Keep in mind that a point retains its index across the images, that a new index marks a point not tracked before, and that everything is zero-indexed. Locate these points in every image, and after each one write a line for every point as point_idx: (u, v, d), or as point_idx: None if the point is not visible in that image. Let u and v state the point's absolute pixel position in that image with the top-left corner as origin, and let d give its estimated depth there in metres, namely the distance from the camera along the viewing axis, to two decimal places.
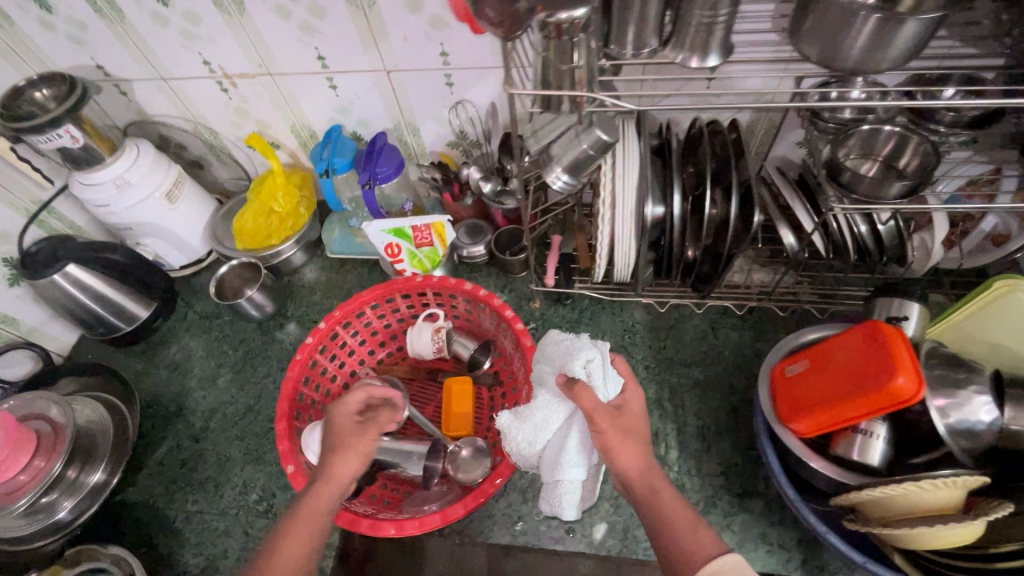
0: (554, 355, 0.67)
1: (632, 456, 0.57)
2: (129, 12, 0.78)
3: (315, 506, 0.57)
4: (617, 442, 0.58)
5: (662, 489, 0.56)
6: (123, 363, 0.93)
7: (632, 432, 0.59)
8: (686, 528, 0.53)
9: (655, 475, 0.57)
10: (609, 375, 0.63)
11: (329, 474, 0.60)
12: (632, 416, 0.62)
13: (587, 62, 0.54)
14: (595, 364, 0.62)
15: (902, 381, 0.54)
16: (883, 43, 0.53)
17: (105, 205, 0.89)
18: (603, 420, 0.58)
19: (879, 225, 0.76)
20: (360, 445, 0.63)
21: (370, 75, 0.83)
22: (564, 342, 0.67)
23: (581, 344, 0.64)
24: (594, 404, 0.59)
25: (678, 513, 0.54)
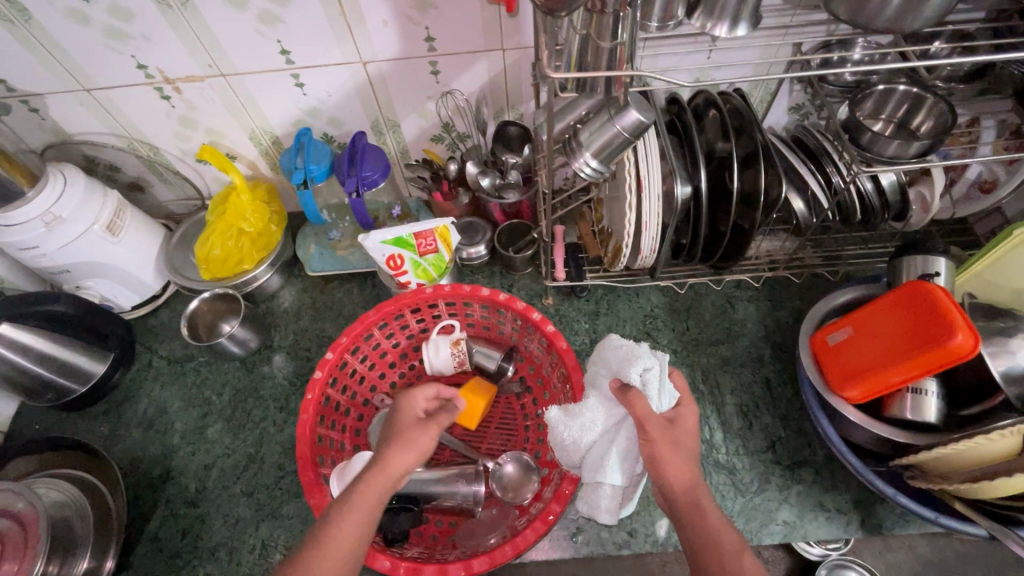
0: (612, 359, 0.64)
1: (676, 466, 0.52)
2: (35, 11, 0.63)
3: (373, 500, 0.52)
4: (669, 453, 0.52)
5: (707, 506, 0.50)
6: (84, 429, 0.80)
7: (683, 442, 0.54)
8: (730, 552, 0.47)
9: (703, 492, 0.51)
10: (667, 388, 0.59)
11: (391, 471, 0.54)
12: (686, 426, 0.56)
13: (627, 38, 0.49)
14: (653, 372, 0.59)
15: (960, 339, 0.54)
16: (918, 4, 0.51)
17: (32, 247, 0.74)
18: (654, 429, 0.54)
19: (883, 181, 0.77)
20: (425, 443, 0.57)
21: (344, 69, 0.73)
22: (623, 347, 0.63)
23: (641, 350, 0.61)
24: (645, 412, 0.55)
25: (728, 538, 0.48)
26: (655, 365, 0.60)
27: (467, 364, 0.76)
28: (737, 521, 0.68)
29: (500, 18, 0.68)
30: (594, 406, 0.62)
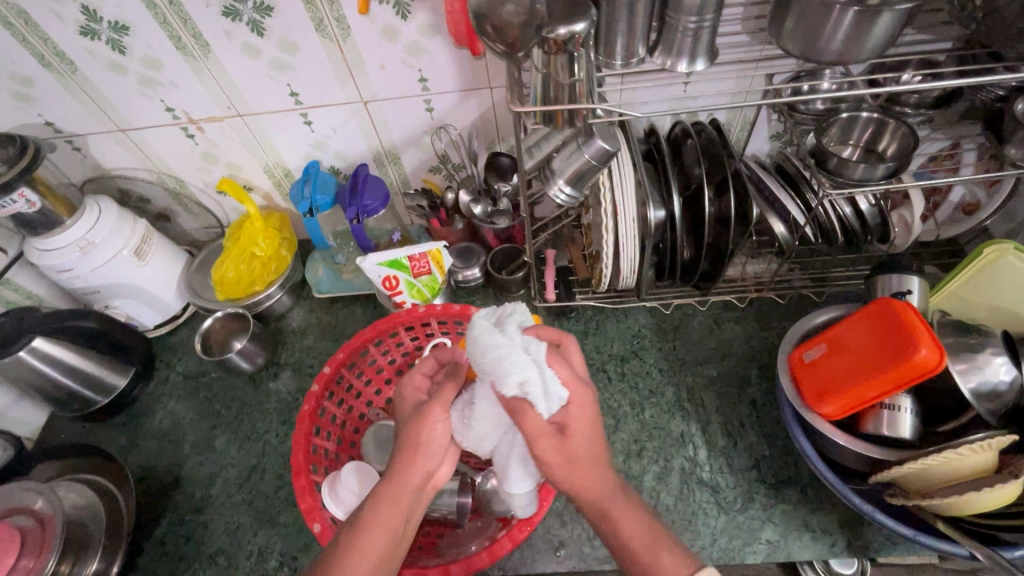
0: (479, 359, 0.53)
1: (580, 478, 0.53)
2: (81, 63, 0.73)
3: (396, 500, 0.54)
4: (572, 468, 0.53)
5: (617, 512, 0.54)
6: (105, 438, 0.86)
7: (580, 455, 0.53)
8: (646, 556, 0.52)
9: (612, 499, 0.54)
10: (553, 391, 0.52)
11: (408, 470, 0.55)
12: (577, 434, 0.53)
13: (586, 74, 0.54)
14: (534, 383, 0.51)
15: (924, 353, 0.55)
16: (861, 37, 0.55)
17: (68, 270, 0.82)
18: (548, 446, 0.52)
19: (862, 206, 0.79)
20: (435, 433, 0.55)
21: (346, 108, 0.81)
22: (489, 344, 0.52)
23: (512, 360, 0.51)
24: (539, 429, 0.51)
25: (638, 540, 0.53)
26: (531, 371, 0.51)
27: None
28: (719, 539, 0.68)
29: (485, 60, 0.74)
30: (488, 416, 0.56)
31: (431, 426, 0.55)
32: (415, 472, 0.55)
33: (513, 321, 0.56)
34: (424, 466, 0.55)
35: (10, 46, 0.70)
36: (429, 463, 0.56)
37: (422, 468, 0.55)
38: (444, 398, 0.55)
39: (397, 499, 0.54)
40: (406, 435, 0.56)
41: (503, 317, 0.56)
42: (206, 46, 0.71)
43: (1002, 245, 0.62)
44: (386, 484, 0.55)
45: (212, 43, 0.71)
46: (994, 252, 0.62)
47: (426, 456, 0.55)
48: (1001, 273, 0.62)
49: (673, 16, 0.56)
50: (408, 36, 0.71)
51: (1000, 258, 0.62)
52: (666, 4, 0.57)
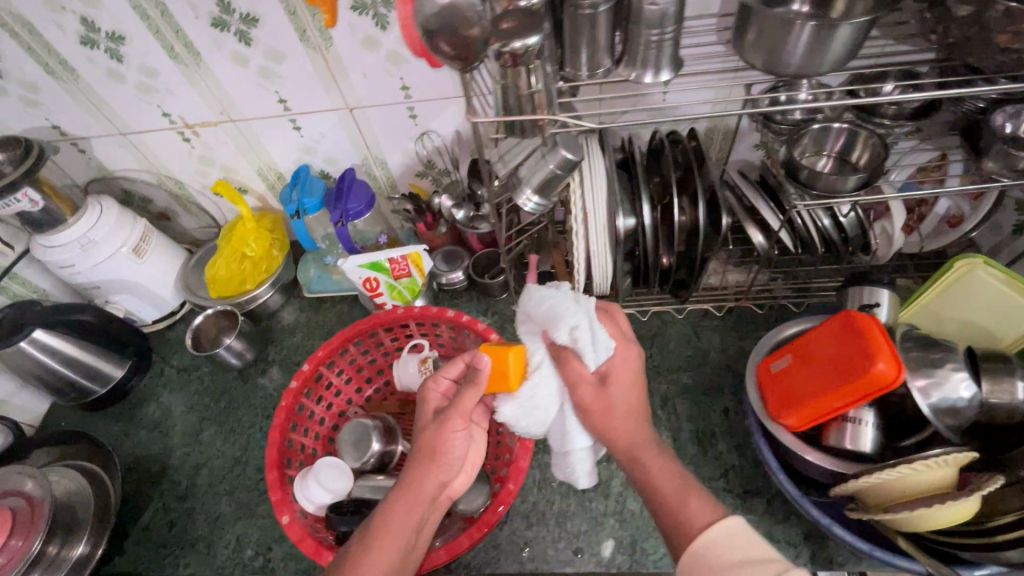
0: (535, 313, 0.62)
1: (612, 427, 0.57)
2: (82, 71, 0.77)
3: (413, 506, 0.57)
4: (608, 416, 0.57)
5: (643, 452, 0.55)
6: (101, 427, 0.90)
7: (617, 404, 0.57)
8: (675, 498, 0.51)
9: (641, 443, 0.56)
10: (599, 341, 0.58)
11: (425, 478, 0.59)
12: (616, 385, 0.58)
13: (545, 86, 0.55)
14: (583, 329, 0.58)
15: (881, 366, 0.55)
16: (821, 48, 0.55)
17: (69, 265, 0.87)
18: (585, 393, 0.58)
19: (841, 217, 0.78)
20: (454, 443, 0.60)
21: (333, 114, 0.83)
22: (545, 299, 0.61)
23: (565, 307, 0.59)
24: (582, 377, 0.58)
25: (669, 482, 0.53)
26: (581, 318, 0.58)
27: None
28: None
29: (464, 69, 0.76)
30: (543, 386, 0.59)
31: (449, 437, 0.60)
32: (431, 480, 0.59)
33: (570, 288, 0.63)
34: (439, 475, 0.60)
35: (17, 55, 0.75)
36: (445, 474, 0.60)
37: (437, 476, 0.60)
38: (463, 407, 0.59)
39: (412, 505, 0.58)
40: (426, 445, 0.59)
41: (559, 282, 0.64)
42: (198, 54, 0.75)
43: (973, 257, 0.61)
44: (403, 489, 0.58)
45: (202, 51, 0.74)
46: (965, 264, 0.61)
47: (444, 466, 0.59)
48: (970, 287, 0.61)
49: (635, 29, 0.58)
50: (389, 45, 0.73)
51: (972, 270, 0.61)
52: (628, 16, 0.58)
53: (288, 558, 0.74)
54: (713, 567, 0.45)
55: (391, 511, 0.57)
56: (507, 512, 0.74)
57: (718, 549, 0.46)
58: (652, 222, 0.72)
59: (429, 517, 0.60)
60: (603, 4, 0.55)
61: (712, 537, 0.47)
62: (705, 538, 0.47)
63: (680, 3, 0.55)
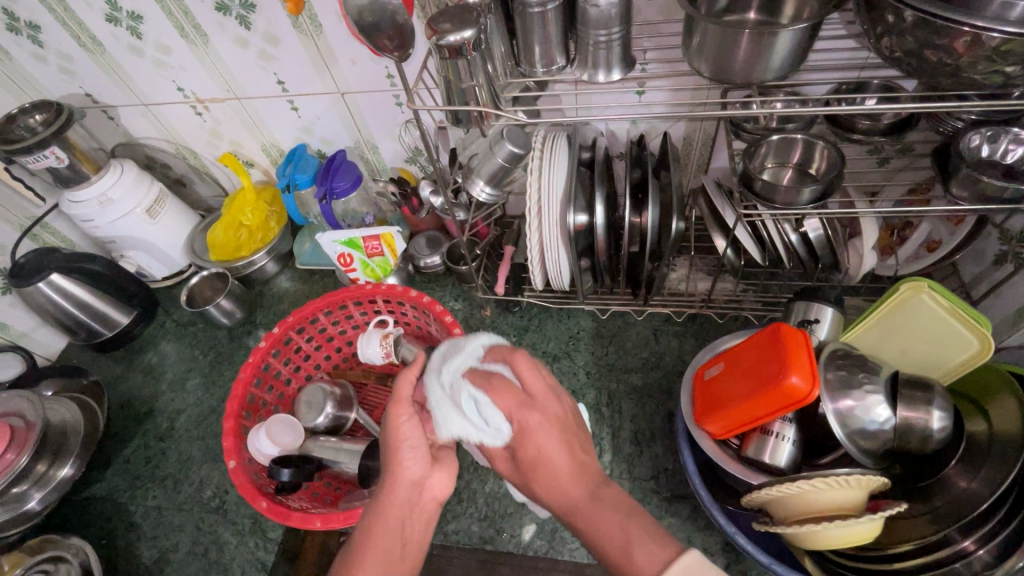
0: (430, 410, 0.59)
1: (543, 492, 0.52)
2: (108, 45, 0.86)
3: (391, 511, 0.53)
4: (534, 484, 0.53)
5: (586, 522, 0.50)
6: (104, 367, 1.00)
7: (538, 475, 0.52)
8: (618, 555, 0.46)
9: (578, 506, 0.50)
10: (490, 423, 0.53)
11: (396, 480, 0.55)
12: (534, 456, 0.52)
13: (486, 80, 0.58)
14: (463, 427, 0.54)
15: (795, 380, 0.55)
16: (764, 56, 0.54)
17: (90, 220, 0.97)
18: (504, 465, 0.55)
19: (810, 233, 0.75)
20: (410, 435, 0.56)
21: (326, 97, 0.89)
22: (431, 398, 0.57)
23: (441, 415, 0.55)
24: (493, 453, 0.55)
25: (614, 540, 0.47)
26: (459, 417, 0.54)
27: (393, 357, 0.85)
28: None
29: None
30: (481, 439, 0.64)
31: (401, 426, 0.56)
32: (404, 482, 0.55)
33: (459, 360, 0.57)
34: (411, 473, 0.55)
35: (54, 28, 0.85)
36: (414, 469, 0.55)
37: (407, 473, 0.55)
38: (400, 394, 0.57)
39: (388, 517, 0.53)
40: (385, 443, 0.56)
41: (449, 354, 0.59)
42: (205, 36, 0.82)
43: (921, 279, 0.58)
44: (377, 499, 0.54)
45: (209, 33, 0.82)
46: (912, 287, 0.59)
47: (410, 459, 0.55)
48: (916, 310, 0.59)
49: (583, 28, 0.59)
50: None
51: (918, 294, 0.58)
52: (578, 16, 0.59)
53: (240, 502, 0.81)
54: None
55: (368, 529, 0.52)
56: None
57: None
58: (605, 222, 0.73)
59: (415, 525, 0.54)
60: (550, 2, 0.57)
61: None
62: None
63: (625, 5, 0.56)
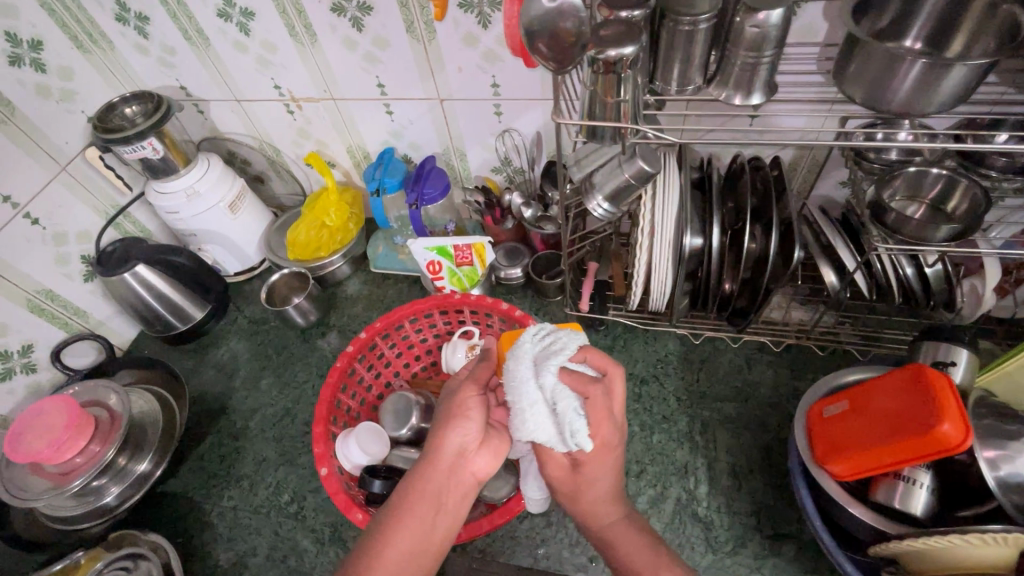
0: (506, 392, 0.54)
1: (586, 502, 0.57)
2: (214, 40, 0.86)
3: (429, 483, 0.55)
4: (580, 497, 0.57)
5: (616, 538, 0.57)
6: (175, 360, 0.99)
7: (589, 492, 0.57)
8: (649, 575, 0.54)
9: (614, 530, 0.58)
10: (571, 437, 0.52)
11: (441, 452, 0.56)
12: (590, 471, 0.55)
13: (633, 96, 0.57)
14: (547, 431, 0.52)
15: (947, 428, 0.52)
16: (930, 88, 0.52)
17: (175, 212, 0.96)
18: (557, 475, 0.57)
19: (926, 267, 0.73)
20: (473, 406, 0.57)
21: (424, 103, 0.88)
22: (518, 386, 0.53)
23: (525, 412, 0.52)
24: (554, 458, 0.56)
25: (639, 562, 0.55)
26: (546, 425, 0.52)
27: None
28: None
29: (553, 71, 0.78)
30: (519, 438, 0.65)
31: (464, 400, 0.58)
32: (451, 450, 0.56)
33: (556, 360, 0.54)
34: (459, 446, 0.56)
35: (164, 21, 0.85)
36: (462, 444, 0.56)
37: (455, 442, 0.56)
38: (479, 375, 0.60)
39: (424, 487, 0.55)
40: (446, 407, 0.58)
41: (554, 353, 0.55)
42: (313, 36, 0.82)
43: None
44: (421, 467, 0.56)
45: (319, 34, 0.81)
46: None
47: (460, 435, 0.56)
48: None
49: (733, 49, 0.58)
50: (486, 44, 0.77)
51: None
52: (727, 37, 0.58)
53: (319, 509, 0.79)
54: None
55: (407, 496, 0.54)
56: (529, 507, 0.75)
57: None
58: (719, 246, 0.72)
59: (451, 499, 0.56)
60: (704, 21, 0.55)
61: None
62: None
63: (784, 28, 0.55)
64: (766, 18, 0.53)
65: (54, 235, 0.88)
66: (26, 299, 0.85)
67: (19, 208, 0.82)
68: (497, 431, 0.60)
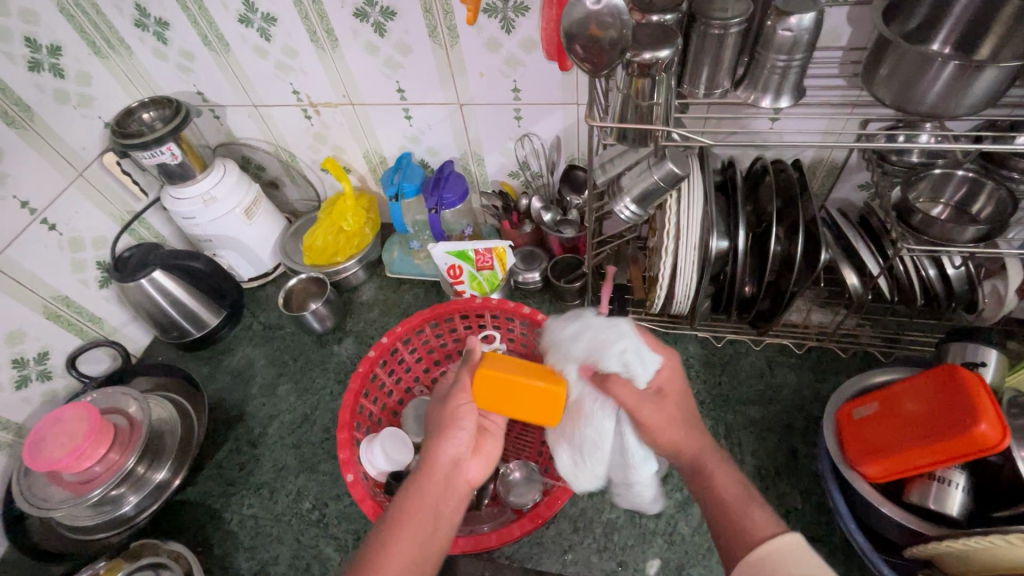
0: (580, 347, 0.61)
1: (677, 440, 0.56)
2: (234, 45, 0.86)
3: (425, 492, 0.55)
4: (674, 428, 0.56)
5: (709, 465, 0.55)
6: (191, 367, 0.99)
7: (676, 417, 0.56)
8: (739, 504, 0.51)
9: (707, 455, 0.55)
10: (646, 357, 0.58)
11: (435, 461, 0.57)
12: (672, 397, 0.58)
13: (665, 100, 0.58)
14: (632, 352, 0.57)
15: (985, 428, 0.52)
16: (961, 90, 0.53)
17: (191, 218, 0.96)
18: (645, 409, 0.56)
19: (949, 269, 0.73)
20: (465, 413, 0.59)
21: (444, 108, 0.88)
22: (586, 338, 0.61)
23: (609, 338, 0.59)
24: (632, 396, 0.56)
25: (730, 492, 0.52)
26: (628, 345, 0.58)
27: None
28: None
29: (575, 76, 0.78)
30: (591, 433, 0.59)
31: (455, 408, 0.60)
32: (445, 459, 0.57)
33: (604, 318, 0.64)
34: (453, 453, 0.57)
35: (184, 26, 0.85)
36: (455, 451, 0.57)
37: (449, 453, 0.57)
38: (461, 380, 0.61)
39: (424, 492, 0.55)
40: (437, 419, 0.60)
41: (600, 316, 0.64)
42: (335, 41, 0.82)
43: None
44: (416, 478, 0.56)
45: (340, 40, 0.82)
46: None
47: (454, 442, 0.58)
48: None
49: (763, 52, 0.58)
50: (509, 49, 0.77)
51: None
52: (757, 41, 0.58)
53: (341, 517, 0.78)
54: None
55: (407, 503, 0.54)
56: (555, 512, 0.75)
57: (776, 562, 0.45)
58: (745, 248, 0.72)
59: (451, 505, 0.55)
60: (734, 25, 0.56)
61: (773, 551, 0.46)
62: (761, 551, 0.46)
63: (815, 32, 0.55)
64: (797, 22, 0.54)
65: (70, 242, 0.87)
66: (43, 306, 0.85)
67: (37, 214, 0.81)
68: (485, 438, 0.61)
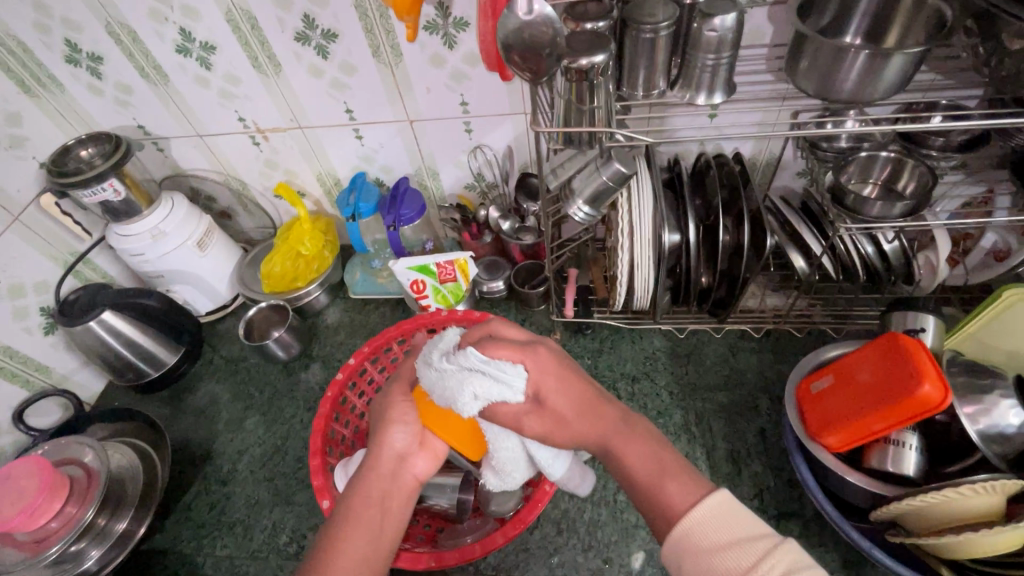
0: (434, 396, 0.53)
1: (575, 431, 0.53)
2: (173, 75, 0.85)
3: (374, 486, 0.54)
4: (567, 427, 0.53)
5: (615, 449, 0.51)
6: (150, 408, 0.95)
7: (563, 415, 0.53)
8: (653, 482, 0.47)
9: (612, 436, 0.51)
10: (501, 377, 0.51)
11: (382, 455, 0.56)
12: (551, 395, 0.53)
13: (605, 103, 0.60)
14: (485, 388, 0.50)
15: (928, 389, 0.56)
16: (873, 76, 0.57)
17: (139, 255, 0.93)
18: (529, 425, 0.54)
19: (885, 244, 0.77)
20: (406, 408, 0.58)
21: (393, 125, 0.89)
22: (435, 389, 0.52)
23: (451, 387, 0.51)
24: (517, 414, 0.53)
25: (642, 470, 0.48)
26: (477, 381, 0.50)
27: None
28: None
29: (520, 86, 0.80)
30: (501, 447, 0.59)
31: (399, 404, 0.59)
32: (391, 452, 0.56)
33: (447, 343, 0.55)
34: (399, 445, 0.56)
35: (120, 59, 0.83)
36: (400, 444, 0.56)
37: (394, 445, 0.56)
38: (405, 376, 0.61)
39: (369, 489, 0.54)
40: (380, 414, 0.59)
41: (445, 348, 0.54)
42: (278, 65, 0.82)
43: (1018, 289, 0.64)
44: (366, 473, 0.55)
45: (283, 63, 0.81)
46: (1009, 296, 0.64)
47: (399, 435, 0.57)
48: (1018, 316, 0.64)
49: (692, 52, 0.61)
50: (454, 64, 0.79)
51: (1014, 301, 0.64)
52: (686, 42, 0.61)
53: None
54: (700, 548, 0.41)
55: (352, 500, 0.53)
56: (538, 517, 0.75)
57: (702, 530, 0.41)
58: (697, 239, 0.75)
59: (395, 500, 0.54)
60: (664, 29, 0.58)
61: (698, 521, 0.42)
62: (682, 526, 0.42)
63: (738, 31, 0.59)
64: (721, 22, 0.57)
65: (9, 289, 0.83)
66: None
67: None
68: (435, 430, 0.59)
